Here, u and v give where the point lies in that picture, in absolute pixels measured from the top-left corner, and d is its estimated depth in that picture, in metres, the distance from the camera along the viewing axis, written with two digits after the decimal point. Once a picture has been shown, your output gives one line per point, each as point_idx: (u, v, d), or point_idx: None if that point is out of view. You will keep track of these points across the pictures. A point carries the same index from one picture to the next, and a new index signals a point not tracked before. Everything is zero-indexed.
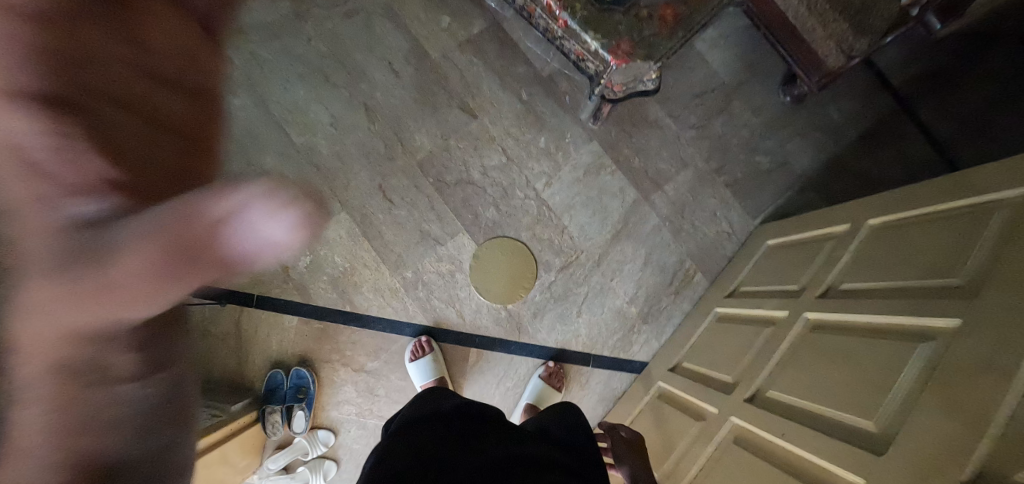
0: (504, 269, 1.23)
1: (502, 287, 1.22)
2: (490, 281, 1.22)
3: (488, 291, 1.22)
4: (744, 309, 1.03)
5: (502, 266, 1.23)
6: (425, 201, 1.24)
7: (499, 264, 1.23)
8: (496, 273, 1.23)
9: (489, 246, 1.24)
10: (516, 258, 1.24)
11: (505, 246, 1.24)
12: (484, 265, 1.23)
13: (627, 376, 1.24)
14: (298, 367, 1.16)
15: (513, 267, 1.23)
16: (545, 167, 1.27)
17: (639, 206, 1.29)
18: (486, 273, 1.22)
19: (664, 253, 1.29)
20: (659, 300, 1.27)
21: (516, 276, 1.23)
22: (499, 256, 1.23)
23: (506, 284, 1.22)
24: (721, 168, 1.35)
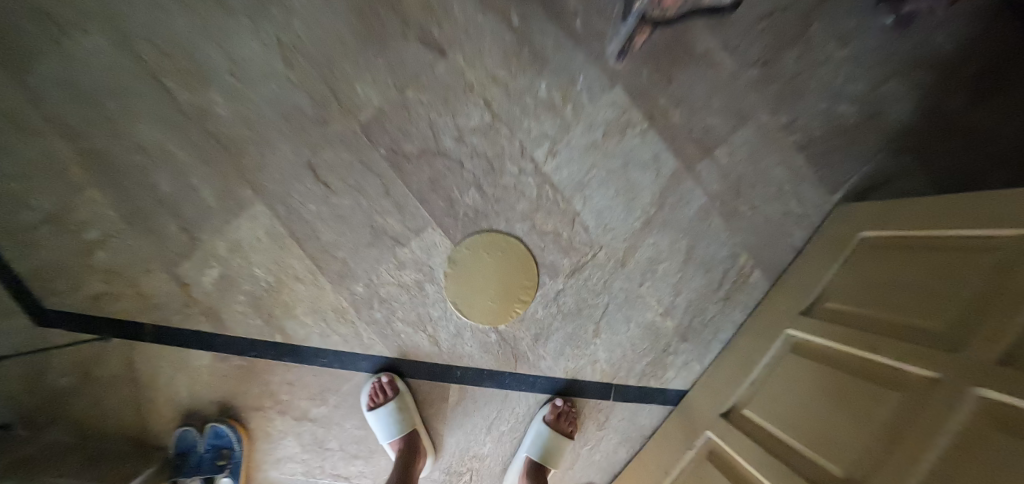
0: (492, 277, 0.87)
1: (491, 302, 0.87)
2: (473, 295, 0.87)
3: (471, 309, 0.87)
4: (838, 342, 0.72)
5: (489, 273, 0.87)
6: (376, 184, 0.86)
7: (485, 270, 0.87)
8: (481, 284, 0.87)
9: (470, 244, 0.87)
10: (508, 261, 0.88)
11: (494, 244, 0.87)
12: (464, 273, 0.87)
13: (658, 410, 0.94)
14: (215, 423, 0.87)
15: (505, 274, 0.87)
16: (547, 129, 0.88)
17: (682, 182, 0.92)
18: (468, 285, 0.87)
19: (712, 246, 0.94)
20: (703, 309, 0.94)
21: (510, 287, 0.87)
22: (485, 258, 0.87)
23: (495, 298, 0.87)
24: (792, 123, 0.97)
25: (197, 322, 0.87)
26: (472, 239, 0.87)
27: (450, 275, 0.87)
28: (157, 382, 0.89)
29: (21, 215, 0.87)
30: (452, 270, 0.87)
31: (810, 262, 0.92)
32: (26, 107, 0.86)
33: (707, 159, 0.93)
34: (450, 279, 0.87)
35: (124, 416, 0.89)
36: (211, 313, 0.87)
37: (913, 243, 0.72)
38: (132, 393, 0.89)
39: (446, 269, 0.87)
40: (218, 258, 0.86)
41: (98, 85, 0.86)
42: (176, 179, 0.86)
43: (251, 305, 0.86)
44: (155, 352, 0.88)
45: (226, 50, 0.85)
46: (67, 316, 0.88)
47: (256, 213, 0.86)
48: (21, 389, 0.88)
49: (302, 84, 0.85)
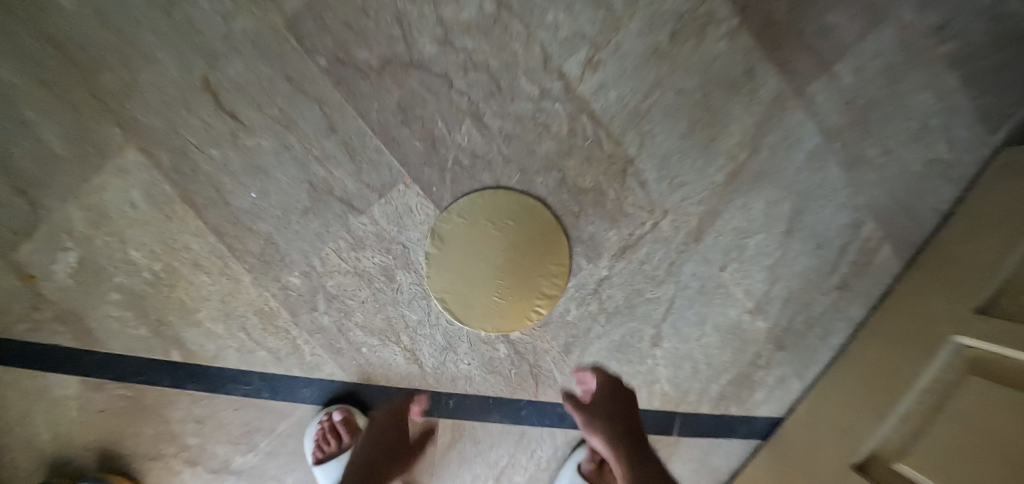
0: (500, 260, 0.56)
1: (498, 298, 0.56)
2: (470, 288, 0.56)
3: (467, 309, 0.56)
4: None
5: (496, 254, 0.56)
6: (313, 116, 0.53)
7: (488, 248, 0.55)
8: (483, 270, 0.56)
9: (465, 208, 0.55)
10: (526, 234, 0.56)
11: (502, 206, 0.55)
12: (457, 252, 0.55)
13: (739, 446, 0.66)
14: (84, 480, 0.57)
15: (520, 255, 0.56)
16: (589, 22, 0.54)
17: (787, 112, 0.60)
18: (462, 271, 0.56)
19: (824, 211, 0.63)
20: (810, 304, 0.64)
21: (528, 274, 0.56)
22: (489, 230, 0.55)
23: (506, 293, 0.56)
24: (956, 23, 0.63)
25: (51, 335, 0.57)
26: (469, 199, 0.55)
27: (435, 256, 0.56)
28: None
29: None
30: (438, 248, 0.56)
31: (978, 225, 0.60)
32: None
33: (823, 78, 0.61)
34: (434, 263, 0.56)
35: None
36: (71, 321, 0.57)
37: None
38: None
39: (429, 247, 0.56)
40: (74, 236, 0.55)
41: None
42: None
43: (131, 305, 0.57)
44: None
45: None
46: None
47: (129, 164, 0.55)
48: None
49: None
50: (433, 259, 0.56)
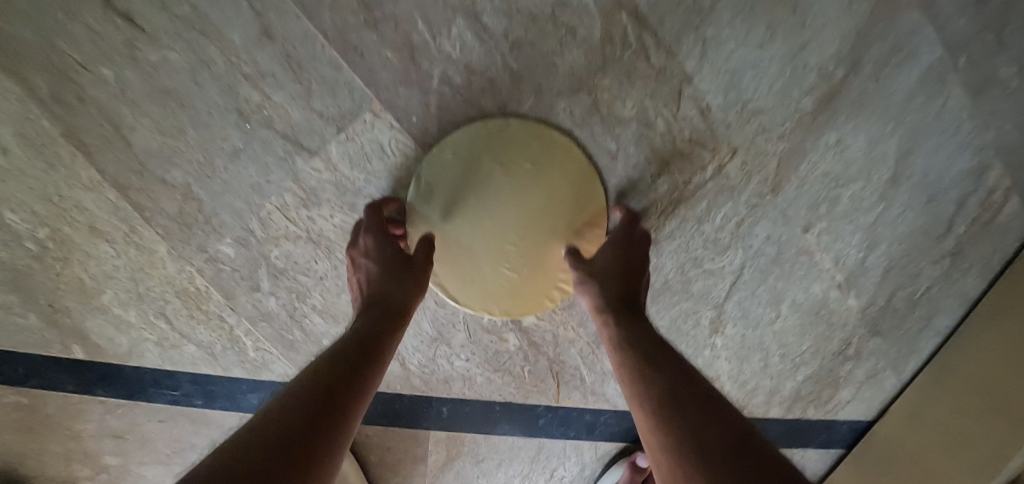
0: (512, 216, 0.40)
1: (508, 269, 0.41)
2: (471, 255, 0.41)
3: (466, 283, 0.41)
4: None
5: (507, 206, 0.40)
6: (237, 16, 0.37)
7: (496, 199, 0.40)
8: (489, 229, 0.40)
9: (464, 142, 0.40)
10: (547, 181, 0.40)
11: (515, 141, 0.40)
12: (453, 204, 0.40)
13: (814, 455, 0.52)
14: None
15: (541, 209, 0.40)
16: None
17: (910, 9, 0.43)
18: (460, 230, 0.40)
19: (943, 150, 0.47)
20: (917, 275, 0.49)
21: (549, 237, 0.41)
22: (497, 172, 0.40)
23: (519, 263, 0.41)
24: None
25: None
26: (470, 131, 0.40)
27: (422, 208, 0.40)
28: None
29: None
30: (427, 199, 0.40)
31: None
32: None
33: None
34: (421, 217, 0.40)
35: None
36: None
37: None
38: None
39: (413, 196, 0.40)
40: None
41: None
42: None
43: (12, 288, 0.42)
44: None
45: None
46: None
47: None
48: None
49: None
50: (419, 213, 0.40)
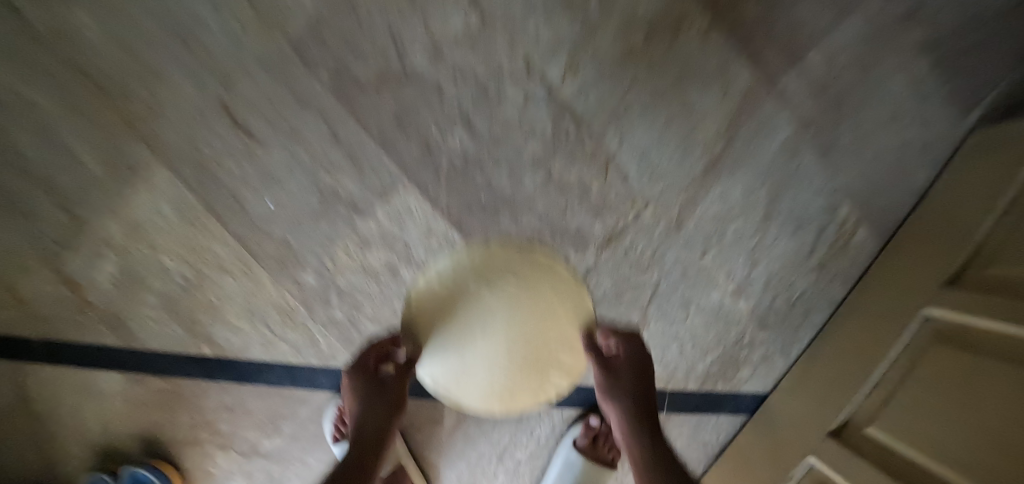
0: (516, 331, 0.51)
1: (510, 371, 0.53)
2: (479, 361, 0.52)
3: (472, 381, 0.53)
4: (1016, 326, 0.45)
5: (510, 323, 0.51)
6: (319, 128, 0.59)
7: (500, 319, 0.51)
8: (497, 339, 0.51)
9: (469, 267, 0.52)
10: (546, 298, 0.51)
11: (514, 266, 0.52)
12: (464, 324, 0.50)
13: (727, 420, 0.71)
14: (134, 465, 0.64)
15: (541, 323, 0.51)
16: (566, 30, 0.60)
17: (762, 103, 0.64)
18: (469, 345, 0.51)
19: (801, 196, 0.66)
20: (792, 284, 0.68)
21: (547, 345, 0.52)
22: (505, 295, 0.50)
23: (518, 367, 0.53)
24: (918, 12, 0.67)
25: (98, 334, 0.64)
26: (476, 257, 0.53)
27: (438, 330, 0.50)
28: (54, 414, 0.66)
29: None
30: (444, 321, 0.50)
31: (948, 203, 0.64)
32: None
33: (793, 69, 0.64)
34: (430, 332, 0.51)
35: (18, 456, 0.67)
36: (115, 320, 0.64)
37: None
38: (26, 429, 0.67)
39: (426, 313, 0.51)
40: (113, 246, 0.62)
41: None
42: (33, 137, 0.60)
43: (165, 306, 0.63)
44: (50, 375, 0.65)
45: None
46: None
47: (154, 178, 0.60)
48: None
49: None
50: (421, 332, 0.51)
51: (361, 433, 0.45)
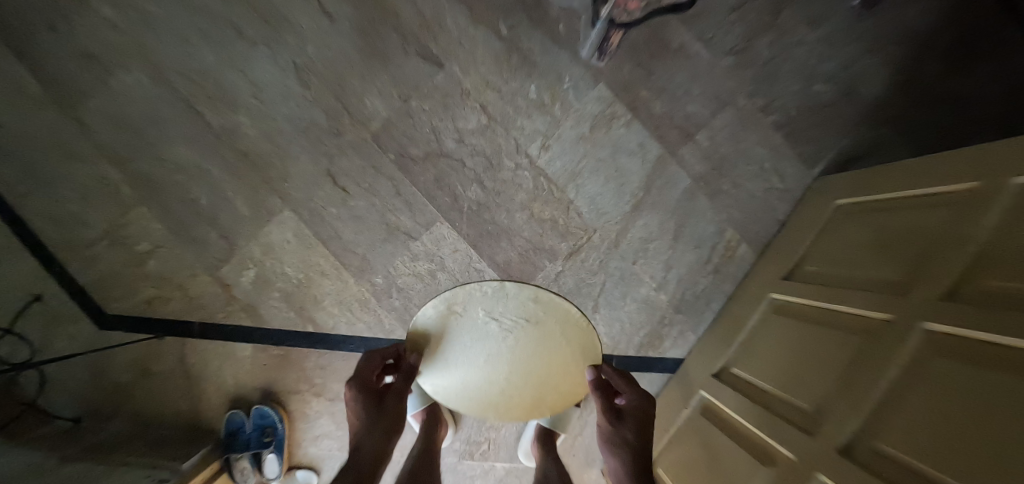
0: (522, 356, 0.77)
1: (513, 386, 0.77)
2: (489, 378, 0.78)
3: (479, 389, 0.78)
4: (829, 304, 0.75)
5: (519, 358, 0.77)
6: (389, 185, 0.97)
7: (507, 346, 0.76)
8: (503, 363, 0.77)
9: (485, 302, 0.75)
10: (550, 330, 0.76)
11: (528, 307, 0.75)
12: (483, 347, 0.76)
13: (658, 377, 1.03)
14: (260, 405, 0.97)
15: (547, 351, 0.76)
16: (539, 125, 0.98)
17: (667, 165, 1.00)
18: (483, 370, 0.77)
19: (699, 224, 1.01)
20: (696, 283, 1.02)
21: (547, 369, 0.77)
22: (515, 329, 0.76)
23: (518, 388, 0.78)
24: (769, 105, 1.02)
25: (238, 318, 0.97)
26: (492, 295, 0.75)
27: (463, 354, 0.77)
28: (204, 373, 0.98)
29: (82, 234, 0.98)
30: (466, 340, 0.77)
31: (795, 229, 0.97)
32: (83, 141, 0.98)
33: (688, 143, 1.00)
34: (450, 348, 0.77)
35: (179, 403, 0.99)
36: (249, 309, 0.97)
37: (948, 200, 0.67)
38: (183, 385, 0.99)
39: (450, 333, 0.77)
40: (253, 260, 0.97)
41: (140, 114, 0.97)
42: (212, 193, 0.96)
43: (285, 299, 0.97)
44: (202, 347, 0.98)
45: (251, 76, 0.96)
46: (123, 319, 0.98)
47: (283, 217, 0.96)
48: (89, 385, 0.98)
49: (318, 100, 0.96)
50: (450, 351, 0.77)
51: (362, 448, 0.66)
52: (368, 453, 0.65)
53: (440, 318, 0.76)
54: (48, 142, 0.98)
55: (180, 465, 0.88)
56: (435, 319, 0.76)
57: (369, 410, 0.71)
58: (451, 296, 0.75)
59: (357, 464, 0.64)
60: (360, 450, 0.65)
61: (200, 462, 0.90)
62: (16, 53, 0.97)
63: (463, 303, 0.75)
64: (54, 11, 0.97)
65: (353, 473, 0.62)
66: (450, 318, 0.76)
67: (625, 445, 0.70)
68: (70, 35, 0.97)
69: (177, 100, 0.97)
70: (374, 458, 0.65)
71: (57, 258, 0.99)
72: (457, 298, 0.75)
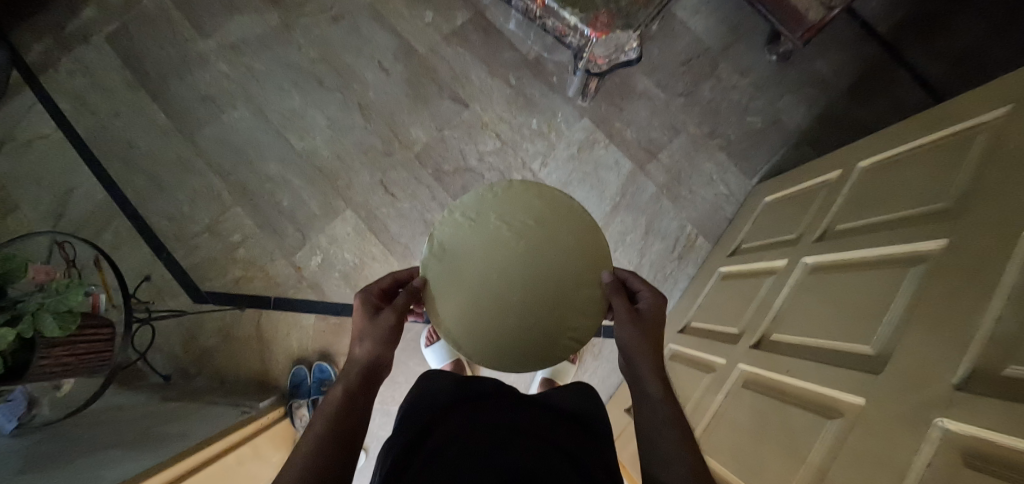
0: (536, 252, 0.70)
1: (516, 298, 0.68)
2: (492, 287, 0.68)
3: (477, 308, 0.68)
4: (755, 260, 1.01)
5: (525, 260, 0.69)
6: (426, 191, 1.28)
7: (521, 243, 0.70)
8: (507, 271, 0.69)
9: (496, 206, 0.73)
10: (559, 225, 0.72)
11: (536, 205, 0.73)
12: (495, 245, 0.70)
13: None
14: (319, 363, 1.22)
15: (555, 254, 0.70)
16: (539, 147, 1.31)
17: (638, 177, 1.31)
18: (483, 278, 0.69)
19: (664, 221, 1.30)
20: (664, 266, 1.29)
21: (563, 270, 0.70)
22: (522, 232, 0.71)
23: (536, 289, 0.68)
24: (714, 132, 1.33)
25: (305, 293, 1.25)
26: (505, 198, 0.74)
27: (461, 259, 0.70)
28: (274, 338, 1.24)
29: (187, 228, 1.27)
30: (471, 243, 0.71)
31: (738, 222, 1.25)
32: (197, 158, 1.29)
33: (652, 160, 1.31)
34: (462, 252, 0.71)
35: (252, 365, 1.23)
36: (315, 286, 1.25)
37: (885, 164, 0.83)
38: (258, 348, 1.23)
39: (463, 237, 0.72)
40: (321, 248, 1.26)
41: (241, 139, 1.30)
42: (293, 197, 1.27)
43: (345, 279, 1.25)
44: (275, 316, 1.24)
45: (327, 113, 1.31)
46: (215, 294, 1.24)
47: (346, 215, 1.27)
48: (180, 348, 1.22)
49: (375, 130, 1.30)
50: (450, 258, 0.71)
51: (354, 357, 0.58)
52: (358, 364, 0.57)
53: (452, 226, 0.73)
54: (169, 159, 1.29)
55: (257, 405, 1.10)
56: (446, 227, 0.73)
57: (362, 322, 0.61)
58: (465, 203, 0.74)
59: (346, 377, 0.56)
60: (352, 361, 0.57)
61: (271, 404, 1.12)
62: (154, 97, 1.32)
63: (475, 210, 0.73)
64: (185, 67, 1.33)
65: (343, 385, 0.55)
66: (463, 225, 0.73)
67: (639, 337, 0.61)
68: (195, 84, 1.33)
69: (269, 129, 1.30)
70: (366, 374, 0.57)
71: (167, 245, 1.26)
72: (469, 204, 0.74)
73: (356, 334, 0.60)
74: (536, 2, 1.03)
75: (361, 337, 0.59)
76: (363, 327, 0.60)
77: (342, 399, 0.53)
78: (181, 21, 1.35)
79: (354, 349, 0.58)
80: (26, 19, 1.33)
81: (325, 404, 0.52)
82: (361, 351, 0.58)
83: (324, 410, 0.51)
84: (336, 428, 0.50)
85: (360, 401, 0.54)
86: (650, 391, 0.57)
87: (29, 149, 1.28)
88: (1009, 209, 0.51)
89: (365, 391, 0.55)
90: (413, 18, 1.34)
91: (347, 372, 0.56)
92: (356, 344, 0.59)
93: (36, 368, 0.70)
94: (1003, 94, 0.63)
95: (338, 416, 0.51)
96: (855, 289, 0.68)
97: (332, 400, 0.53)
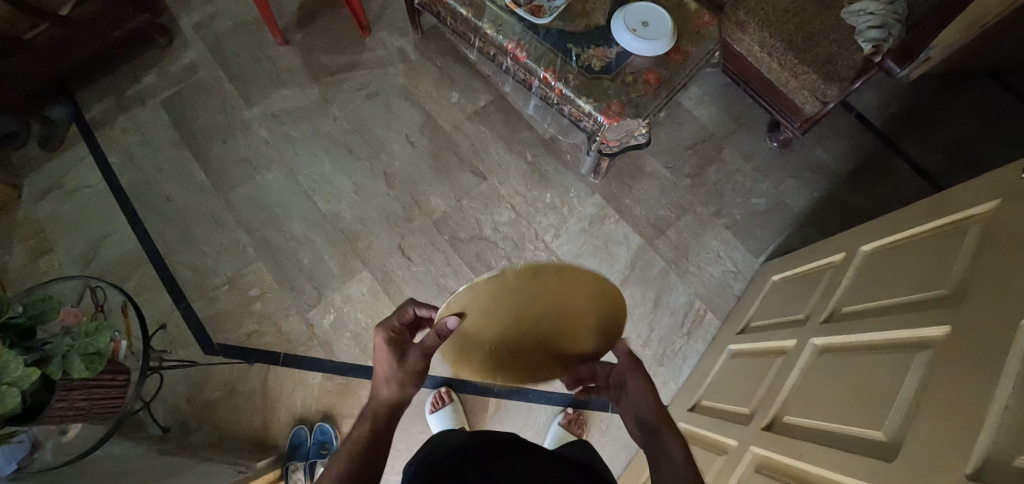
0: None
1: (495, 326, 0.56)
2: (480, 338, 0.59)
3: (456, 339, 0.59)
4: (765, 339, 1.01)
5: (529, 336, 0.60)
6: (440, 255, 1.33)
7: None
8: None
9: None
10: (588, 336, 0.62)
11: None
12: None
13: None
14: (320, 424, 1.19)
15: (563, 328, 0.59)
16: (552, 220, 1.36)
17: (647, 250, 1.35)
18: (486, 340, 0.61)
19: (673, 296, 1.32)
20: (673, 341, 1.28)
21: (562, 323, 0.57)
22: None
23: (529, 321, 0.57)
24: (720, 211, 1.39)
25: (314, 352, 1.26)
26: None
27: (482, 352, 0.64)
28: (279, 396, 1.23)
29: (209, 279, 1.31)
30: None
31: (746, 299, 1.26)
32: (228, 215, 1.37)
33: (660, 234, 1.36)
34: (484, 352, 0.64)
35: (253, 422, 1.21)
36: (325, 344, 1.26)
37: (886, 250, 0.87)
38: (262, 405, 1.22)
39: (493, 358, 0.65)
40: (334, 307, 1.29)
41: (272, 200, 1.39)
42: (313, 255, 1.33)
43: (355, 338, 1.27)
44: (283, 373, 1.24)
45: (353, 180, 1.40)
46: (227, 347, 1.26)
47: (363, 276, 1.32)
48: (184, 400, 1.21)
49: (398, 198, 1.38)
50: None
51: (378, 396, 0.56)
52: (383, 406, 0.55)
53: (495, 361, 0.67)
54: (201, 213, 1.38)
55: (254, 464, 1.07)
56: None
57: (387, 362, 0.58)
58: None
59: (374, 414, 0.55)
60: (377, 398, 0.56)
61: (268, 465, 1.09)
62: (196, 156, 1.44)
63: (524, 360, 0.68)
64: (227, 131, 1.46)
65: (370, 422, 0.54)
66: None
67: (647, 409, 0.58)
68: (235, 146, 1.45)
69: (299, 191, 1.39)
70: (391, 413, 0.55)
71: (186, 295, 1.30)
72: None
73: (381, 374, 0.58)
74: (554, 90, 1.14)
75: (389, 375, 0.57)
76: (386, 365, 0.58)
77: (370, 435, 0.52)
78: (231, 91, 1.51)
79: (381, 388, 0.57)
80: (95, 85, 1.50)
81: (353, 438, 0.52)
82: (387, 391, 0.56)
83: (351, 444, 0.50)
84: (361, 459, 0.49)
85: (385, 438, 0.53)
86: (671, 451, 0.52)
87: (73, 197, 1.37)
88: (1006, 294, 0.52)
89: (388, 431, 0.54)
90: (441, 98, 1.48)
91: (373, 410, 0.56)
92: (382, 383, 0.57)
93: (51, 411, 0.76)
94: (992, 190, 0.68)
95: (361, 454, 0.49)
96: (864, 373, 0.69)
97: (361, 435, 0.52)
